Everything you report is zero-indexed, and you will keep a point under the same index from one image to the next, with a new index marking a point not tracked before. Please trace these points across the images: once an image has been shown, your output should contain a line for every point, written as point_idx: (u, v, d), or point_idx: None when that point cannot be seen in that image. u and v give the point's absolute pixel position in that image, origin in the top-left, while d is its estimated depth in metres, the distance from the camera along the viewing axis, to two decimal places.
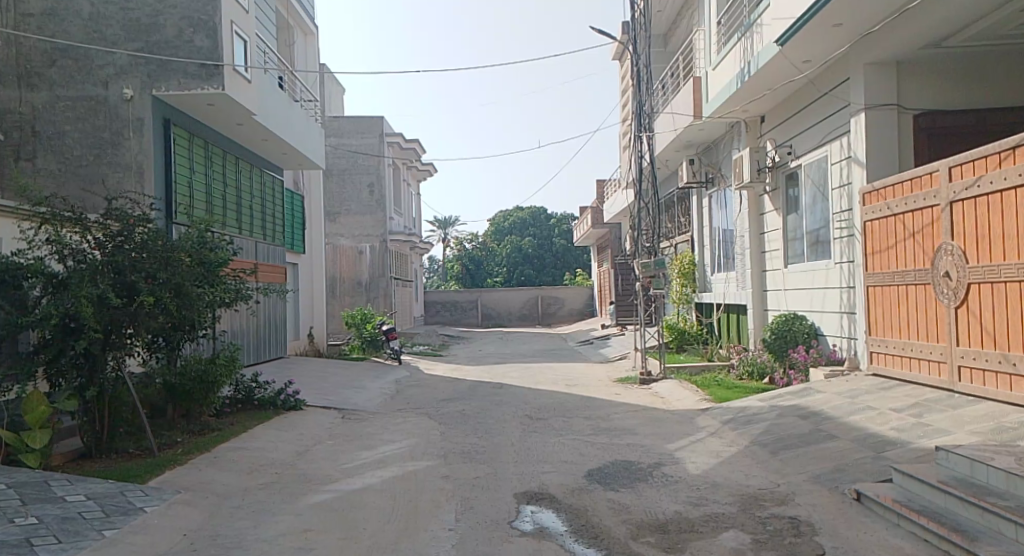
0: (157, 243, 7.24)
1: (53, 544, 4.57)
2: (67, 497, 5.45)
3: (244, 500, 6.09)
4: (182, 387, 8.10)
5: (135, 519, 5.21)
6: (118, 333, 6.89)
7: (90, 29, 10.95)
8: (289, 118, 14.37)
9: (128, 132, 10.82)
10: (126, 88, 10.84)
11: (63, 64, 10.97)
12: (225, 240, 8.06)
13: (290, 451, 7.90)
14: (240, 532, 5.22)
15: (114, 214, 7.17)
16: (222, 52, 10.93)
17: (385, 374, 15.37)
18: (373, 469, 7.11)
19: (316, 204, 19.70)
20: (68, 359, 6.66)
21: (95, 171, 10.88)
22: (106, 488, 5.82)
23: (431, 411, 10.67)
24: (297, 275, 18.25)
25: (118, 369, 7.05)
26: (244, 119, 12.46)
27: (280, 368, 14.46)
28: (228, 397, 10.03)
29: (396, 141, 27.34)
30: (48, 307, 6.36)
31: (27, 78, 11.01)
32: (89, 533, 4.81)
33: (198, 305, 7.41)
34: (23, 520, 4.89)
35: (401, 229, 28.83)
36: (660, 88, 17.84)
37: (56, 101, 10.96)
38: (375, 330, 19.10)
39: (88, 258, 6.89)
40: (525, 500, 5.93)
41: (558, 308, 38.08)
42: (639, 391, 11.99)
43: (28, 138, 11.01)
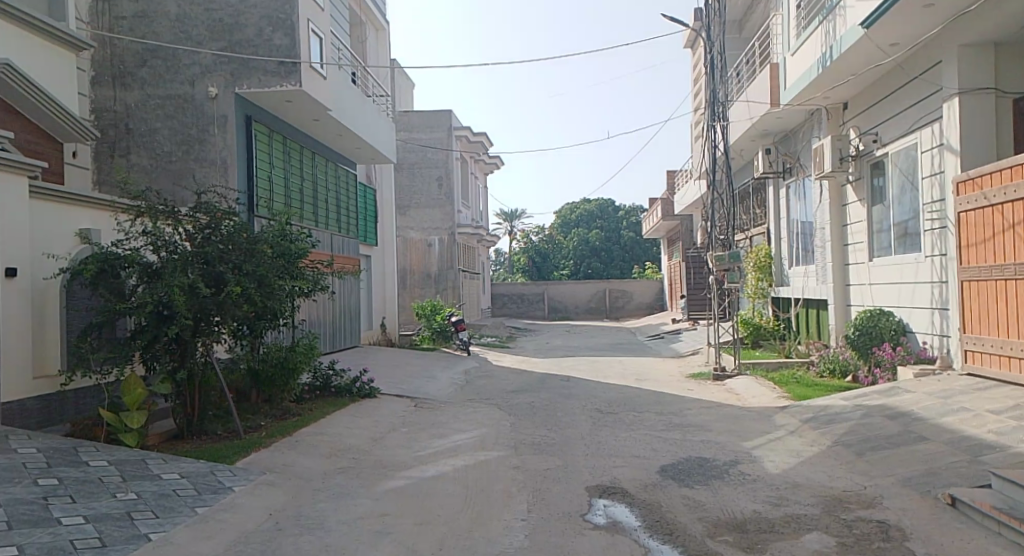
0: (241, 236, 7.49)
1: (151, 518, 4.81)
2: (162, 474, 5.72)
3: (324, 482, 6.26)
4: (264, 373, 8.43)
5: (224, 497, 5.43)
6: (206, 321, 7.15)
7: (177, 29, 11.43)
8: (361, 112, 14.64)
9: (213, 129, 11.27)
10: (211, 87, 11.28)
11: (154, 65, 11.48)
12: (304, 233, 8.30)
13: (365, 437, 8.09)
14: (321, 513, 5.36)
15: (203, 208, 7.47)
16: (299, 50, 11.24)
17: (454, 364, 15.56)
18: (445, 458, 7.20)
19: (388, 198, 20.06)
20: (162, 344, 7.01)
21: (183, 167, 11.37)
22: (198, 467, 6.09)
23: (501, 402, 10.72)
24: (371, 266, 18.63)
25: (206, 355, 7.34)
26: (320, 114, 12.76)
27: (354, 357, 14.82)
28: (307, 384, 10.34)
29: (464, 134, 27.55)
30: (143, 296, 6.65)
31: (121, 78, 11.57)
32: (184, 510, 5.06)
33: (279, 295, 7.64)
34: (124, 495, 5.15)
35: (468, 222, 29.15)
36: (735, 76, 17.35)
37: (147, 100, 11.49)
38: (444, 321, 19.33)
39: (178, 250, 7.20)
40: (597, 494, 5.89)
41: (627, 302, 37.63)
42: (713, 387, 11.76)
43: (122, 135, 11.56)
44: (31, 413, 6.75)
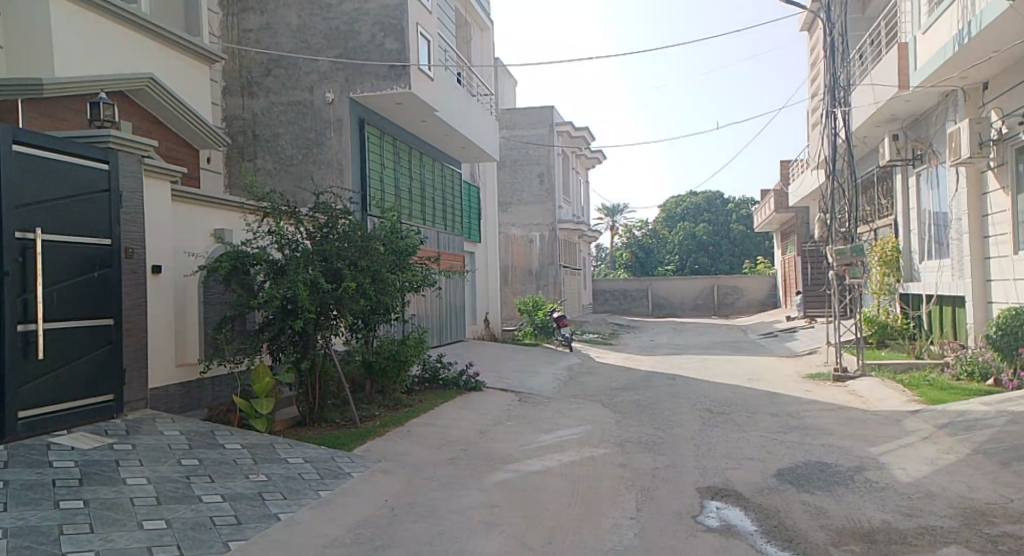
0: (356, 234, 7.78)
1: (280, 499, 5.09)
2: (288, 458, 6.03)
3: (435, 472, 6.40)
4: (378, 364, 8.73)
5: (345, 482, 5.66)
6: (325, 315, 7.48)
7: (297, 39, 11.99)
8: (467, 111, 14.86)
9: (329, 132, 11.78)
10: (327, 92, 11.77)
11: (277, 74, 12.10)
12: (413, 230, 8.52)
13: (473, 430, 8.21)
14: (433, 502, 5.48)
15: (321, 208, 7.80)
16: (409, 53, 11.53)
17: (557, 360, 15.53)
18: (552, 453, 7.19)
19: (492, 196, 20.28)
20: (286, 336, 7.39)
21: (303, 169, 11.94)
22: (320, 452, 6.38)
23: (607, 400, 10.61)
24: (475, 262, 18.91)
25: (326, 347, 7.68)
26: (427, 115, 13.05)
27: (460, 351, 15.10)
28: (417, 376, 10.62)
29: (567, 129, 27.44)
30: (270, 291, 7.03)
31: (248, 88, 12.27)
32: (309, 492, 5.31)
33: (392, 290, 7.88)
34: (255, 476, 5.47)
35: (569, 217, 29.07)
36: (858, 59, 16.38)
37: (271, 107, 12.12)
38: (546, 317, 19.31)
39: (300, 248, 7.56)
40: (709, 495, 5.72)
41: (737, 298, 36.40)
42: (834, 388, 11.17)
43: (249, 141, 12.23)
44: (173, 399, 7.28)
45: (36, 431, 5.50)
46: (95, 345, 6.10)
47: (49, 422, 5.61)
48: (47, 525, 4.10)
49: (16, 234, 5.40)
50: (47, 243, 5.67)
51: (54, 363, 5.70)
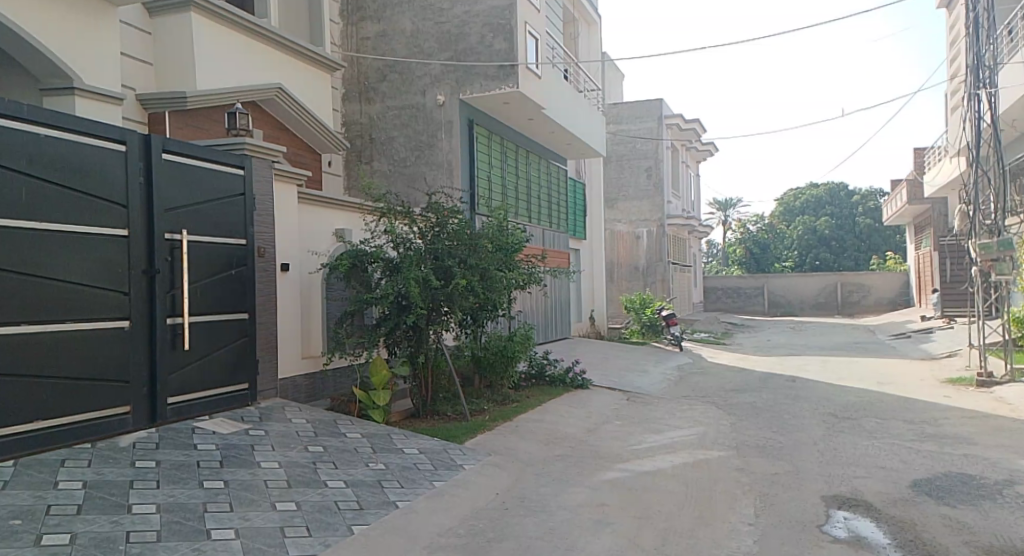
0: (465, 232, 7.92)
1: (398, 487, 5.26)
2: (404, 449, 6.22)
3: (544, 468, 6.41)
4: (487, 360, 8.86)
5: (458, 474, 5.78)
6: (437, 311, 7.66)
7: (410, 44, 12.33)
8: (574, 108, 14.80)
9: (440, 134, 12.07)
10: (438, 94, 12.07)
11: (392, 78, 12.44)
12: (520, 228, 8.57)
13: (581, 427, 8.17)
14: (544, 497, 5.50)
15: (433, 207, 7.99)
16: (517, 53, 11.63)
17: (667, 360, 15.21)
18: (664, 454, 7.04)
19: (597, 192, 20.13)
20: (401, 332, 7.63)
21: (415, 170, 12.27)
22: (433, 444, 6.54)
23: (720, 401, 10.29)
24: (581, 259, 18.81)
25: (438, 342, 7.87)
26: (534, 113, 13.11)
27: (567, 348, 15.08)
28: (523, 372, 10.69)
29: (678, 122, 26.62)
30: (386, 288, 7.27)
31: (365, 93, 12.68)
32: (424, 482, 5.46)
33: (499, 287, 7.97)
34: (375, 464, 5.68)
35: (678, 213, 28.42)
36: (1005, 35, 15.03)
37: (387, 112, 12.48)
38: (654, 315, 18.94)
39: (413, 246, 7.78)
40: (835, 504, 5.42)
41: (863, 297, 34.35)
42: (975, 393, 10.32)
43: (367, 144, 12.61)
44: (301, 388, 7.68)
45: (183, 415, 5.93)
46: (232, 337, 6.52)
47: (194, 407, 6.04)
48: (193, 502, 4.42)
49: (165, 234, 5.84)
50: (192, 243, 6.10)
51: (198, 354, 6.13)
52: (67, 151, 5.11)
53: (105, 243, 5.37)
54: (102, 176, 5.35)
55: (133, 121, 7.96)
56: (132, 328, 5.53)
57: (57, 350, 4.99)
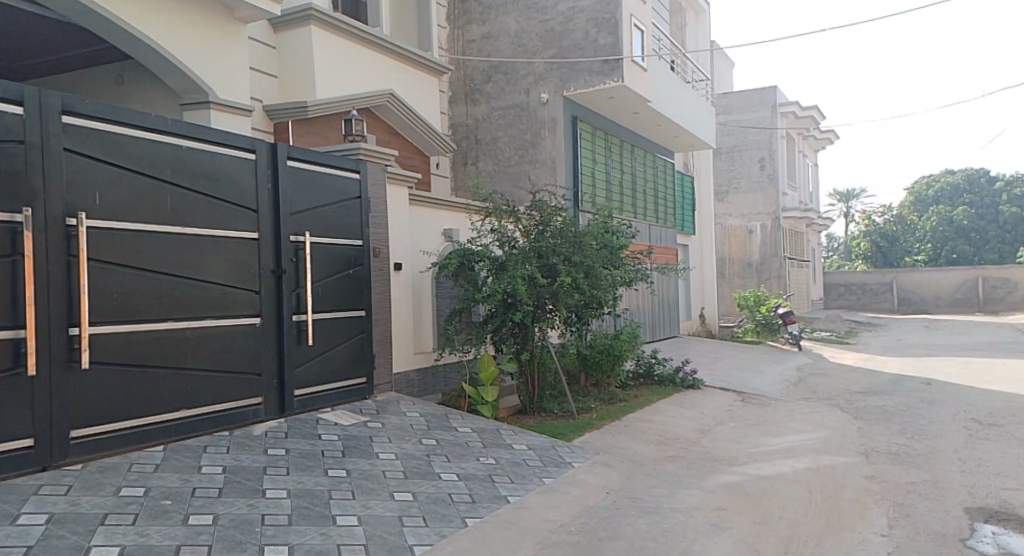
0: (570, 231, 7.94)
1: (508, 482, 5.36)
2: (513, 445, 6.31)
3: (656, 469, 6.33)
4: (593, 358, 8.84)
5: (567, 472, 5.81)
6: (543, 309, 7.73)
7: (515, 44, 12.44)
8: (681, 100, 14.48)
9: (544, 132, 12.15)
10: (543, 92, 12.14)
11: (497, 79, 12.62)
12: (626, 225, 8.49)
13: (693, 428, 7.99)
14: (657, 498, 5.43)
15: (537, 205, 8.04)
16: (622, 46, 11.50)
17: (785, 360, 14.61)
18: (784, 458, 6.78)
19: (707, 185, 19.59)
20: (507, 329, 7.74)
21: (520, 169, 12.40)
22: (541, 441, 6.59)
23: (844, 404, 9.79)
24: (690, 255, 18.38)
25: (543, 339, 7.93)
26: (640, 107, 12.93)
27: (677, 347, 14.80)
28: (631, 371, 10.58)
29: (792, 109, 25.60)
30: (493, 286, 7.41)
31: (471, 95, 12.90)
32: (534, 478, 5.54)
33: (604, 285, 7.94)
34: (486, 459, 5.80)
35: (795, 204, 27.21)
36: None
37: (492, 112, 12.69)
38: (769, 313, 18.22)
39: (518, 245, 7.87)
40: (980, 518, 5.04)
41: (1007, 292, 31.61)
42: None
43: (472, 145, 12.86)
44: (413, 382, 7.95)
45: (307, 406, 6.28)
46: (351, 333, 6.84)
47: (317, 399, 6.38)
48: (320, 489, 4.69)
49: (290, 237, 6.21)
50: (315, 244, 6.45)
51: (321, 349, 6.47)
52: (206, 161, 5.52)
53: (239, 246, 5.76)
54: (236, 184, 5.75)
55: (260, 130, 8.47)
56: (262, 325, 5.91)
57: (200, 345, 5.40)
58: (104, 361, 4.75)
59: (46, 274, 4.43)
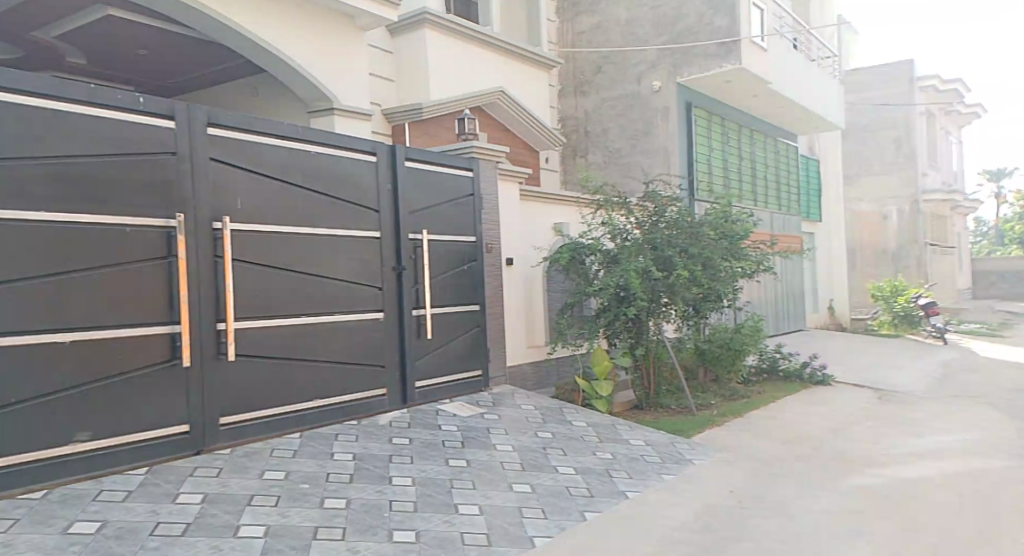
0: (686, 221, 7.75)
1: (627, 478, 5.31)
2: (630, 440, 6.24)
3: (784, 468, 6.08)
4: (712, 353, 8.59)
5: (688, 469, 5.69)
6: (658, 302, 7.60)
7: (626, 33, 12.25)
8: (805, 79, 13.79)
9: (656, 121, 11.93)
10: (654, 80, 11.91)
11: (607, 69, 12.49)
12: (746, 213, 8.18)
13: (825, 427, 7.60)
14: (786, 499, 5.22)
15: (651, 196, 7.89)
16: (740, 27, 11.03)
17: (928, 355, 13.62)
18: (928, 460, 6.33)
19: (836, 169, 18.56)
20: (621, 323, 7.67)
21: (632, 160, 12.24)
22: (659, 436, 6.47)
23: (999, 403, 9.00)
24: (817, 243, 17.51)
25: (659, 333, 7.79)
26: (760, 89, 12.41)
27: (805, 341, 14.15)
28: (754, 367, 10.21)
29: (932, 84, 24.00)
30: (605, 280, 7.36)
31: (580, 87, 12.82)
32: (652, 474, 5.46)
33: (723, 277, 7.70)
34: (602, 453, 5.78)
35: (937, 186, 25.29)
36: None
37: (602, 103, 12.56)
38: (909, 304, 17.06)
39: (632, 237, 7.76)
40: None
41: None
42: None
43: (581, 138, 12.79)
44: (528, 376, 8.03)
45: (429, 398, 6.49)
46: (467, 327, 7.00)
47: (436, 391, 6.58)
48: (442, 478, 4.84)
49: (409, 235, 6.42)
50: (432, 242, 6.65)
51: (440, 342, 6.66)
52: (331, 165, 5.80)
53: (363, 244, 6.02)
54: (359, 185, 6.01)
55: (380, 133, 8.81)
56: (385, 319, 6.15)
57: (329, 339, 5.69)
58: (247, 354, 5.10)
59: (196, 274, 4.80)
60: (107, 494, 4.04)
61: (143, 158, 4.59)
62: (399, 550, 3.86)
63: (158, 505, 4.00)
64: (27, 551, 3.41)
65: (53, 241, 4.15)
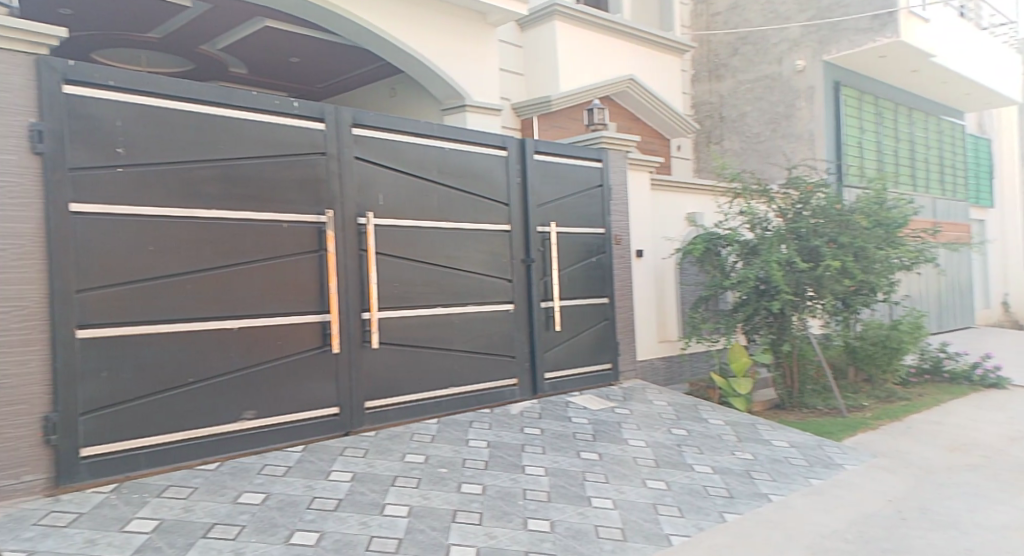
0: (834, 208, 7.22)
1: (770, 481, 5.05)
2: (772, 440, 5.92)
3: (951, 477, 5.56)
4: (863, 350, 8.04)
5: (838, 474, 5.33)
6: (802, 296, 7.17)
7: (766, 11, 11.59)
8: (975, 51, 12.58)
9: (800, 101, 11.31)
10: (798, 60, 11.30)
11: (744, 51, 11.92)
12: (905, 198, 7.50)
13: (1000, 435, 6.88)
14: (955, 511, 4.77)
15: (795, 182, 7.42)
16: None
17: None
18: None
19: (1010, 149, 16.79)
20: (761, 318, 7.32)
21: (772, 145, 11.65)
22: (804, 438, 6.07)
23: None
24: (987, 231, 15.94)
25: (804, 328, 7.37)
26: (920, 64, 11.44)
27: (973, 339, 12.93)
28: (913, 367, 9.41)
29: None
30: (745, 272, 7.04)
31: (715, 71, 12.27)
32: (798, 478, 5.16)
33: (878, 268, 7.14)
34: (742, 454, 5.52)
35: None
36: None
37: (739, 86, 11.98)
38: None
39: (773, 227, 7.35)
40: None
41: None
42: None
43: (715, 124, 12.23)
44: (659, 370, 7.84)
45: (558, 390, 6.48)
46: (596, 320, 6.92)
47: (566, 383, 6.56)
48: (575, 470, 4.82)
49: (539, 228, 6.43)
50: (561, 234, 6.62)
51: (569, 334, 6.63)
52: (464, 159, 5.90)
53: (494, 237, 6.10)
54: (490, 178, 6.08)
55: (509, 128, 8.90)
56: (515, 311, 6.20)
57: (463, 329, 5.80)
58: (390, 342, 5.30)
59: (344, 266, 5.04)
60: (270, 469, 4.37)
61: (298, 158, 4.86)
62: (535, 538, 3.87)
63: (312, 481, 4.26)
64: (204, 516, 3.73)
65: (223, 236, 4.48)
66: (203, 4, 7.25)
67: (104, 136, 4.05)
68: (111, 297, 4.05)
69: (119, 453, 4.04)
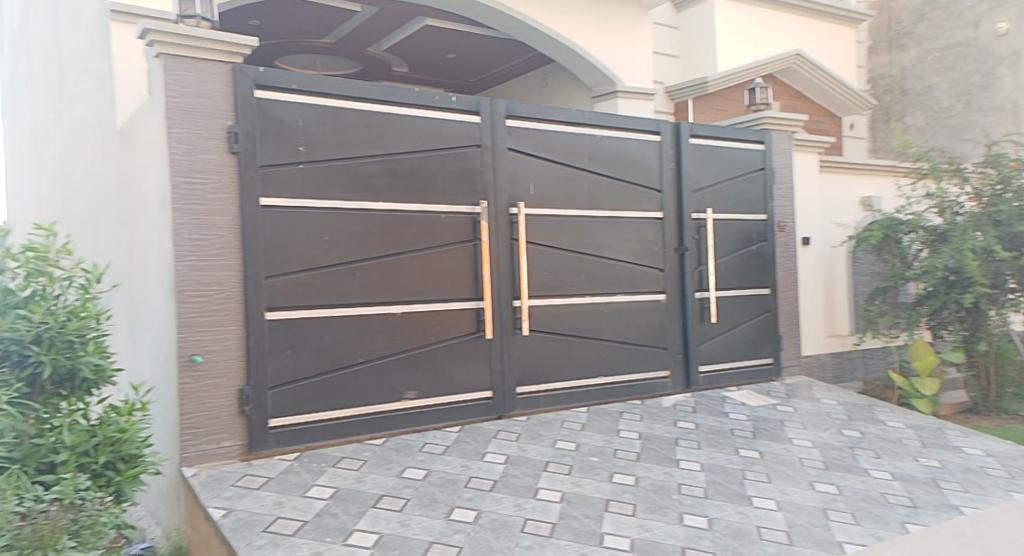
0: None
1: (961, 492, 4.56)
2: (964, 448, 5.34)
3: None
4: None
5: None
6: (1002, 288, 6.41)
7: None
8: None
9: (1001, 68, 10.05)
10: (999, 22, 10.02)
11: (932, 17, 10.83)
12: None
13: None
14: None
15: (994, 160, 6.62)
16: None
17: None
18: None
19: None
20: (950, 312, 6.63)
21: (964, 120, 10.51)
22: (1004, 447, 5.42)
23: None
24: None
25: (1003, 325, 6.60)
26: None
27: None
28: None
29: None
30: (931, 262, 6.40)
31: (897, 40, 11.19)
32: (996, 491, 4.62)
33: None
34: (927, 461, 5.03)
35: None
36: None
37: (926, 56, 10.91)
38: None
39: (967, 211, 6.62)
40: None
41: None
42: None
43: (897, 98, 11.21)
44: (827, 367, 7.32)
45: (713, 384, 6.23)
46: (756, 312, 6.58)
47: (721, 377, 6.29)
48: (734, 467, 4.62)
49: (693, 215, 6.19)
50: (718, 221, 6.34)
51: (726, 326, 6.35)
52: (616, 146, 5.79)
53: (646, 225, 5.95)
54: (643, 165, 5.93)
55: (662, 112, 8.63)
56: (667, 301, 6.03)
57: (613, 319, 5.73)
58: (540, 329, 5.34)
59: (497, 255, 5.15)
60: (430, 447, 4.56)
61: (456, 150, 5.00)
62: (692, 535, 3.72)
63: (469, 461, 4.40)
64: (373, 488, 3.96)
65: (388, 226, 4.72)
66: (370, 7, 7.63)
67: (287, 136, 4.37)
68: (293, 284, 4.38)
69: (299, 426, 4.37)
